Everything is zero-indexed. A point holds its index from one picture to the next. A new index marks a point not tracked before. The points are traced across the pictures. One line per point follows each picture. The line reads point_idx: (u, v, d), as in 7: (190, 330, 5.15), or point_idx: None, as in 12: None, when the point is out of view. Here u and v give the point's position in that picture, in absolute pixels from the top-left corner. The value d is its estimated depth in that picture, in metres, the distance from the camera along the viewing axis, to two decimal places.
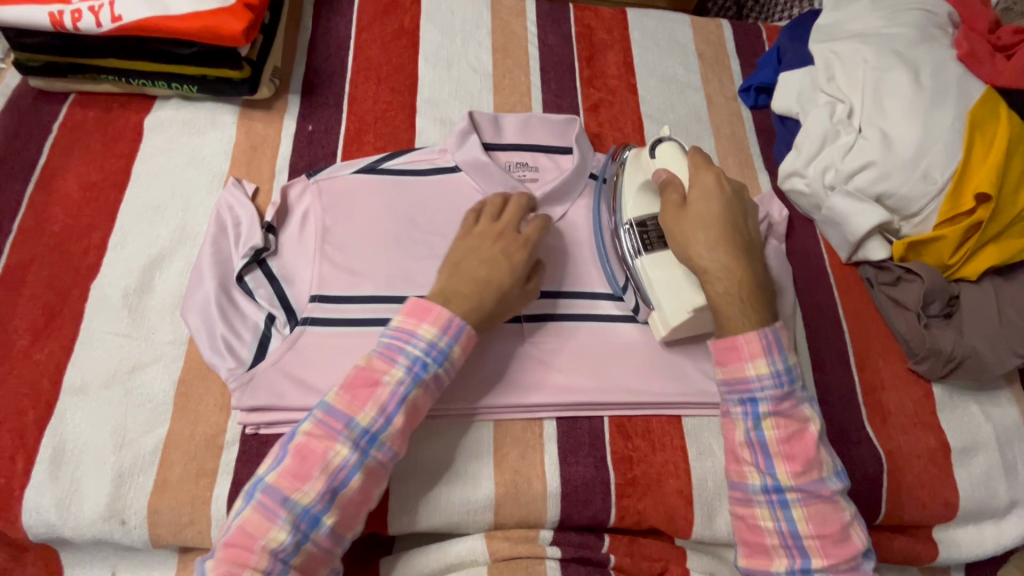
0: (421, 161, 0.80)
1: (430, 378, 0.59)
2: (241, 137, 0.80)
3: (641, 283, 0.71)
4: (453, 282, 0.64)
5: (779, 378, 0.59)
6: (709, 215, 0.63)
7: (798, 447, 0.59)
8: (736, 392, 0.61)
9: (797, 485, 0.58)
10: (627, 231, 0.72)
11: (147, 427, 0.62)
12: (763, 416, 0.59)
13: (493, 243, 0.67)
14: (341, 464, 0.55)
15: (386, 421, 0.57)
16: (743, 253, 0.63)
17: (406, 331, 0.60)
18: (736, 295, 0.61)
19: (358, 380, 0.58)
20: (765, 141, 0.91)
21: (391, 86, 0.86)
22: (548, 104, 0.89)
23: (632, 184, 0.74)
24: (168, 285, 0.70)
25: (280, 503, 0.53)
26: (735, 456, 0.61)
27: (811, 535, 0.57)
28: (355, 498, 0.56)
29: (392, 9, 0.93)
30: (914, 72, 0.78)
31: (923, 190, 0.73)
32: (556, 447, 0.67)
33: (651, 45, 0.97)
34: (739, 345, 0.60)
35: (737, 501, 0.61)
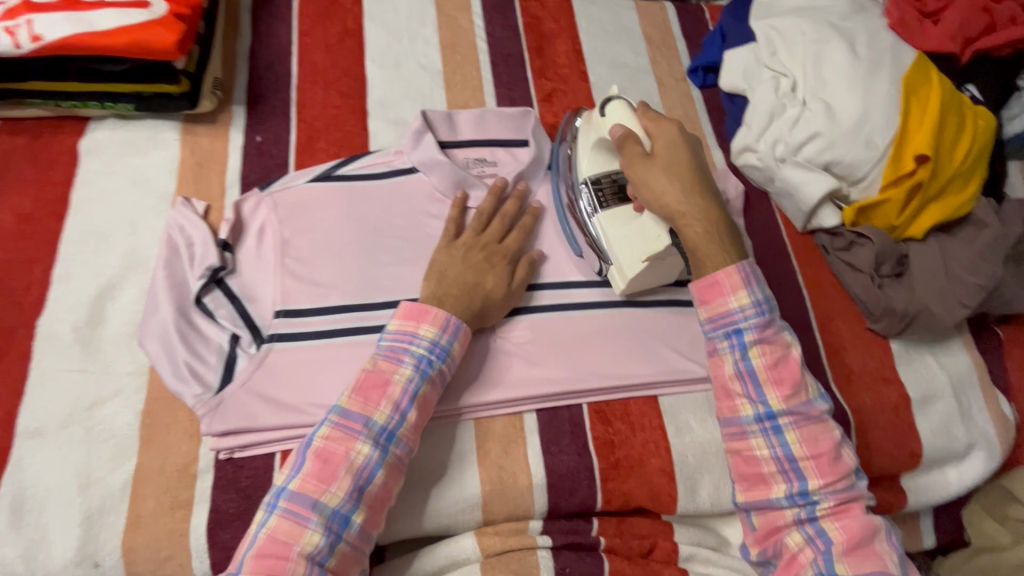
0: (377, 164, 0.78)
1: (436, 375, 0.62)
2: (186, 154, 0.77)
3: (598, 240, 0.74)
4: (443, 286, 0.67)
5: (760, 307, 0.62)
6: (676, 162, 0.66)
7: (785, 372, 0.61)
8: (721, 326, 0.63)
9: (788, 408, 0.61)
10: (583, 189, 0.75)
11: (114, 463, 0.60)
12: (750, 346, 0.62)
13: (479, 251, 0.71)
14: (364, 463, 0.55)
15: (401, 417, 0.58)
16: (711, 194, 0.66)
17: (408, 332, 0.62)
18: (713, 233, 0.65)
19: (368, 381, 0.59)
20: (717, 119, 0.93)
21: (340, 90, 0.84)
22: (502, 97, 0.89)
23: (586, 143, 0.77)
24: (123, 314, 0.67)
25: (310, 508, 0.53)
26: (727, 391, 0.63)
27: (806, 456, 0.60)
28: (380, 495, 0.56)
29: (333, 10, 0.90)
30: (850, 43, 0.80)
31: (867, 156, 0.76)
32: (539, 438, 0.67)
33: (598, 31, 0.97)
34: (720, 281, 0.63)
35: (732, 436, 0.63)
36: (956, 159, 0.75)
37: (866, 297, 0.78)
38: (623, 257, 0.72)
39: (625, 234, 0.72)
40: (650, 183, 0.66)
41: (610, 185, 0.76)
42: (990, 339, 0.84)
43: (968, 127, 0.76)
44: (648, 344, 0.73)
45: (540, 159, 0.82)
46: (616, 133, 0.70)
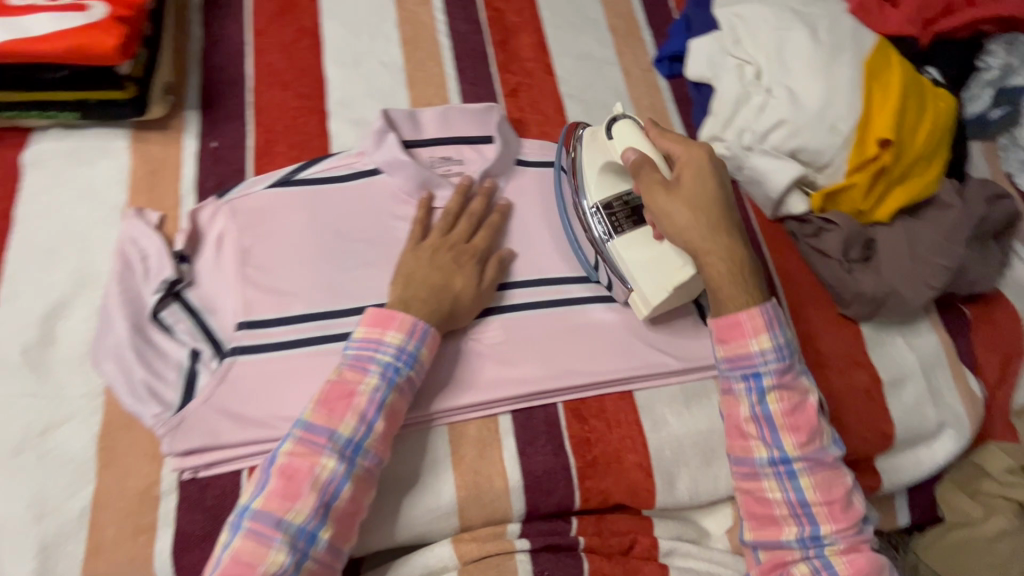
0: (338, 167, 0.76)
1: (404, 383, 0.60)
2: (137, 163, 0.73)
3: (616, 265, 0.72)
4: (410, 289, 0.65)
5: (781, 353, 0.62)
6: (700, 192, 0.65)
7: (801, 420, 0.61)
8: (739, 368, 0.63)
9: (803, 455, 0.61)
10: (595, 214, 0.73)
11: (70, 490, 0.57)
12: (767, 390, 0.62)
13: (447, 252, 0.70)
14: (330, 477, 0.54)
15: (367, 428, 0.57)
16: (735, 227, 0.65)
17: (374, 339, 0.61)
18: (735, 272, 0.64)
19: (333, 392, 0.57)
20: (684, 109, 0.92)
21: (298, 91, 0.82)
22: (466, 93, 0.87)
23: (593, 166, 0.75)
24: (75, 333, 0.64)
25: (274, 526, 0.51)
26: (740, 432, 0.63)
27: (820, 502, 0.60)
28: (348, 509, 0.55)
29: (289, 9, 0.87)
30: (811, 28, 0.80)
31: (832, 141, 0.76)
32: (514, 440, 0.66)
33: (563, 23, 0.96)
34: (742, 322, 0.62)
35: (743, 476, 0.63)
36: (918, 142, 0.75)
37: (834, 282, 0.78)
38: (645, 285, 0.70)
39: (646, 262, 0.70)
40: (671, 213, 0.65)
41: (622, 208, 0.74)
42: (956, 318, 0.85)
43: (928, 110, 0.77)
44: (622, 339, 0.73)
45: (507, 156, 0.80)
46: (630, 157, 0.69)
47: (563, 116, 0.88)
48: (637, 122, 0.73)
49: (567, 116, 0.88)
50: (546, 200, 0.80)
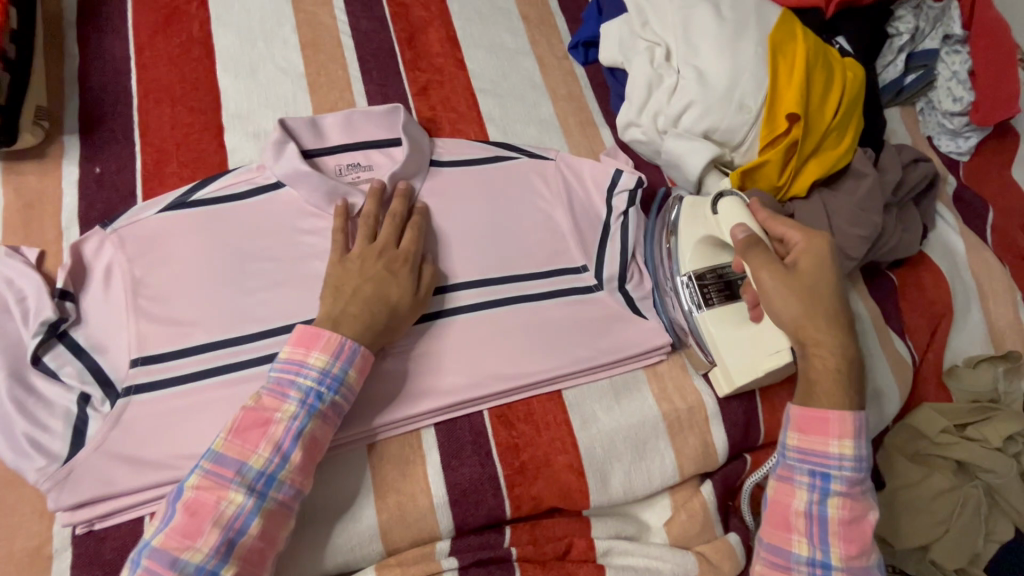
0: (237, 183, 0.72)
1: (327, 408, 0.57)
2: (11, 197, 0.68)
3: (701, 336, 0.72)
4: (340, 304, 0.62)
5: (856, 465, 0.61)
6: (817, 283, 0.62)
7: (856, 532, 0.61)
8: (808, 462, 0.62)
9: (847, 566, 0.60)
10: (686, 284, 0.73)
11: None
12: (831, 494, 0.61)
13: (376, 261, 0.66)
14: (236, 512, 0.51)
15: (282, 460, 0.54)
16: (846, 322, 0.63)
17: (296, 361, 0.58)
18: (840, 372, 0.62)
19: (248, 421, 0.54)
20: (602, 96, 0.90)
21: (189, 106, 0.77)
22: (373, 95, 0.83)
23: (691, 237, 0.73)
24: None
25: (169, 567, 0.49)
26: (787, 522, 0.62)
27: None
28: (256, 546, 0.52)
29: (174, 17, 0.82)
30: (715, 5, 0.79)
31: (742, 120, 0.75)
32: (438, 453, 0.64)
33: (473, 15, 0.93)
34: (830, 420, 0.61)
35: (774, 563, 0.62)
36: (828, 116, 0.75)
37: None
38: (729, 357, 0.69)
39: (735, 337, 0.69)
40: (781, 298, 0.62)
41: (714, 281, 0.73)
42: (884, 286, 0.86)
43: (836, 80, 0.76)
44: (548, 339, 0.71)
45: (420, 158, 0.77)
46: (738, 235, 0.66)
47: (477, 112, 0.85)
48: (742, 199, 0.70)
49: (481, 111, 0.86)
50: (462, 200, 0.77)
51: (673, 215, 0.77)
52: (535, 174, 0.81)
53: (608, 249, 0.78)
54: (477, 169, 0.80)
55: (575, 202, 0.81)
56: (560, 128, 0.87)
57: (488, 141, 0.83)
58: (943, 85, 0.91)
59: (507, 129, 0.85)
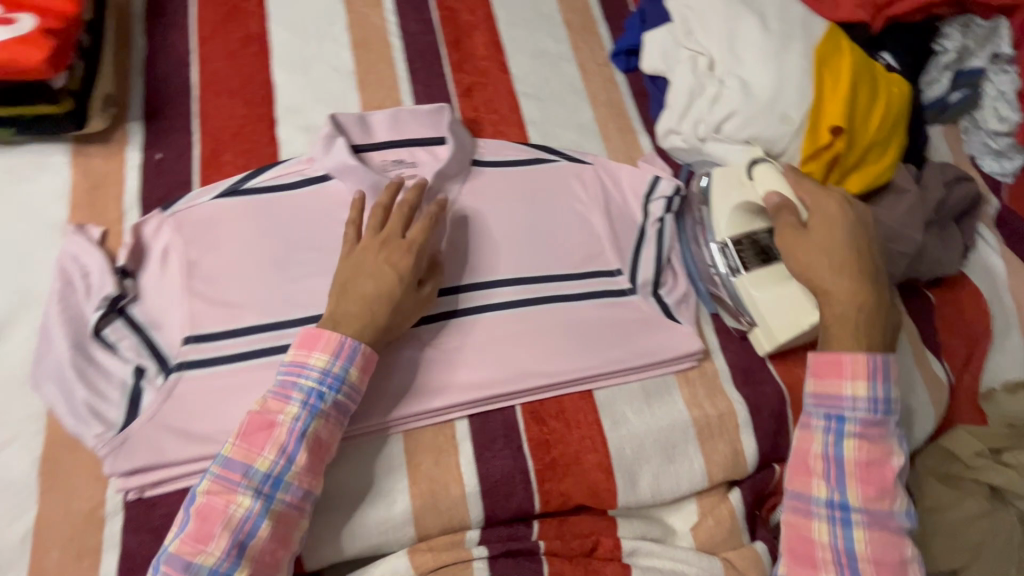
0: (288, 174, 0.75)
1: (329, 408, 0.58)
2: (78, 178, 0.72)
3: (741, 300, 0.74)
4: (342, 305, 0.62)
5: (874, 405, 0.62)
6: (832, 240, 0.65)
7: (875, 473, 0.61)
8: (824, 406, 0.63)
9: (865, 508, 0.60)
10: (722, 250, 0.75)
11: (12, 515, 0.56)
12: (846, 435, 0.62)
13: (378, 253, 0.65)
14: (245, 516, 0.53)
15: (287, 462, 0.55)
16: (863, 275, 0.65)
17: (299, 362, 0.59)
18: (854, 319, 0.63)
19: (253, 425, 0.56)
20: (642, 103, 0.91)
21: (245, 99, 0.80)
22: (419, 95, 0.86)
23: (727, 202, 0.75)
24: (15, 355, 0.63)
25: (183, 570, 0.51)
26: (806, 467, 0.63)
27: (868, 558, 0.59)
28: (267, 547, 0.54)
29: (234, 14, 0.86)
30: (761, 17, 0.79)
31: (783, 131, 0.75)
32: (471, 445, 0.65)
33: (517, 20, 0.95)
34: (845, 363, 0.62)
35: (795, 510, 0.63)
36: (871, 128, 0.75)
37: None
38: (771, 319, 0.72)
39: (774, 298, 0.72)
40: (793, 250, 0.66)
41: (750, 245, 0.75)
42: (920, 304, 0.85)
43: (881, 95, 0.76)
44: (582, 339, 0.72)
45: (462, 157, 0.79)
46: (771, 200, 0.70)
47: (518, 114, 0.87)
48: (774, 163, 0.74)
49: (523, 114, 0.87)
50: (501, 198, 0.79)
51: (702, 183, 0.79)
52: (573, 178, 0.82)
53: (642, 255, 0.79)
54: (516, 171, 0.81)
55: (612, 206, 0.82)
56: (599, 134, 0.88)
57: (528, 144, 0.85)
58: (989, 104, 0.91)
59: (547, 132, 0.87)
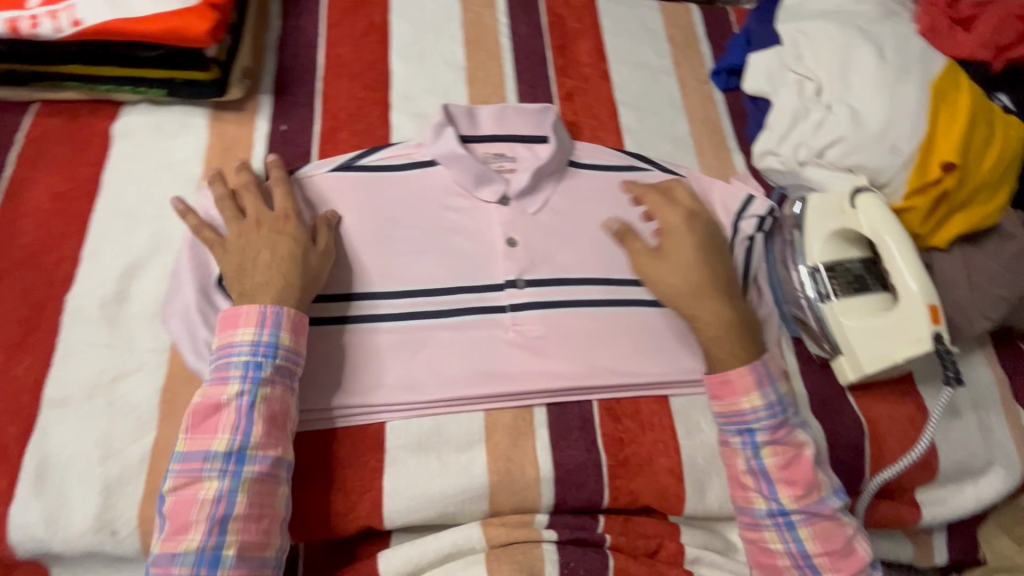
0: (397, 155, 0.78)
1: (271, 374, 0.59)
2: (213, 140, 0.78)
3: (829, 329, 0.74)
4: (249, 282, 0.62)
5: (772, 410, 0.64)
6: (685, 261, 0.69)
7: (798, 473, 0.64)
8: (733, 423, 0.65)
9: (801, 507, 0.63)
10: (813, 275, 0.75)
11: (134, 436, 0.61)
12: (761, 445, 0.64)
13: (261, 229, 0.65)
14: (217, 496, 0.54)
15: (245, 436, 0.56)
16: (725, 291, 0.68)
17: (227, 343, 0.59)
18: (724, 335, 0.67)
19: (199, 414, 0.57)
20: (738, 123, 0.92)
21: (364, 82, 0.86)
22: (523, 94, 0.89)
23: (823, 229, 0.76)
24: (147, 292, 0.68)
25: (170, 562, 0.52)
26: (739, 483, 0.65)
27: (820, 553, 0.62)
28: (249, 521, 0.55)
29: (360, 5, 0.92)
30: (878, 47, 0.79)
31: (891, 161, 0.75)
32: (548, 432, 0.67)
33: (622, 32, 0.97)
34: (733, 380, 0.65)
35: (747, 526, 0.65)
36: (984, 168, 0.74)
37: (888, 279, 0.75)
38: (861, 350, 0.71)
39: (866, 329, 0.71)
40: (654, 274, 0.70)
41: (844, 274, 0.75)
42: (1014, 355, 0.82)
43: (999, 135, 0.75)
44: (663, 346, 0.72)
45: (561, 156, 0.81)
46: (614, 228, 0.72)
47: (616, 122, 0.89)
48: (878, 195, 0.74)
49: (620, 122, 0.89)
50: (594, 199, 0.80)
51: (794, 210, 0.79)
52: None
53: None
54: (612, 175, 0.82)
55: None
56: (694, 148, 0.89)
57: (624, 150, 0.86)
58: None
59: (643, 141, 0.88)
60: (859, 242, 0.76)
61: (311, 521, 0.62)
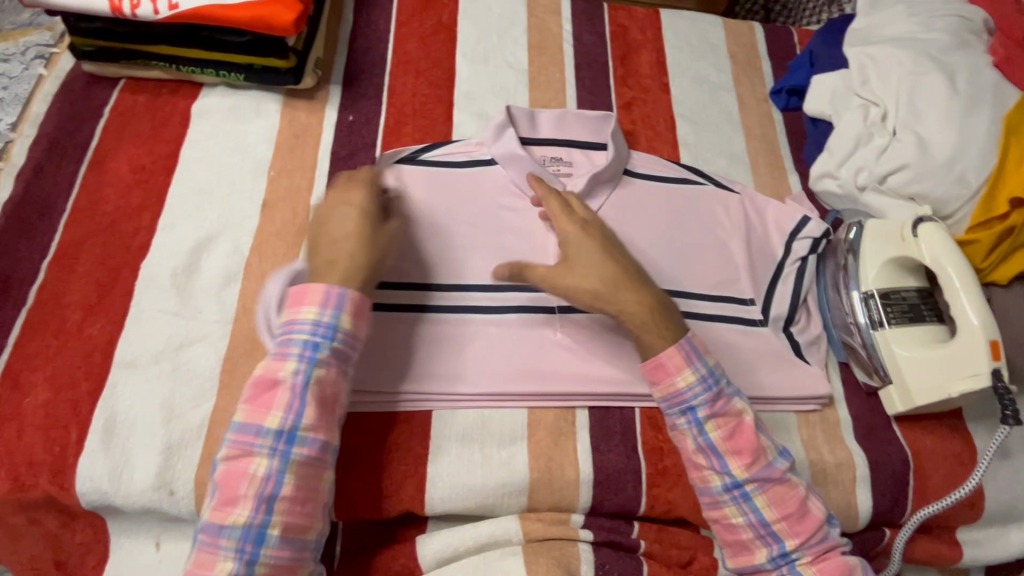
0: (457, 153, 0.80)
1: (328, 357, 0.57)
2: (284, 126, 0.81)
3: (879, 356, 0.73)
4: (333, 250, 0.61)
5: (707, 383, 0.62)
6: (593, 259, 0.65)
7: (742, 442, 0.61)
8: (675, 404, 0.62)
9: (751, 476, 0.60)
10: (866, 302, 0.74)
11: (195, 402, 0.64)
12: (704, 420, 0.61)
13: (354, 200, 0.65)
14: (267, 474, 0.53)
15: (297, 416, 0.55)
16: (638, 275, 0.66)
17: (290, 319, 0.58)
18: (650, 318, 0.63)
19: (258, 388, 0.55)
20: (796, 143, 0.92)
21: (430, 80, 0.88)
22: (582, 101, 0.91)
23: (879, 255, 0.75)
24: (214, 266, 0.71)
25: (218, 533, 0.52)
26: (693, 465, 0.62)
27: (778, 519, 0.60)
28: (294, 502, 0.53)
29: (430, 4, 0.94)
30: (949, 77, 0.78)
31: (958, 193, 0.74)
32: (589, 435, 0.68)
33: (683, 46, 0.98)
34: (665, 361, 0.62)
35: (707, 506, 0.62)
36: None
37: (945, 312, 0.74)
38: (911, 379, 0.71)
39: (919, 361, 0.70)
40: (574, 282, 0.64)
41: (899, 303, 0.74)
42: None
43: None
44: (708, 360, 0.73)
45: (617, 164, 0.82)
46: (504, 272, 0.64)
47: (673, 134, 0.90)
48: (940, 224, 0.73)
49: (677, 135, 0.90)
50: (647, 208, 0.81)
51: (849, 234, 0.78)
52: (718, 203, 0.82)
53: (777, 290, 0.79)
54: (666, 187, 0.83)
55: (753, 238, 0.81)
56: (750, 165, 0.89)
57: (679, 163, 0.87)
58: None
59: (699, 155, 0.89)
60: (915, 271, 0.75)
61: (356, 500, 0.64)
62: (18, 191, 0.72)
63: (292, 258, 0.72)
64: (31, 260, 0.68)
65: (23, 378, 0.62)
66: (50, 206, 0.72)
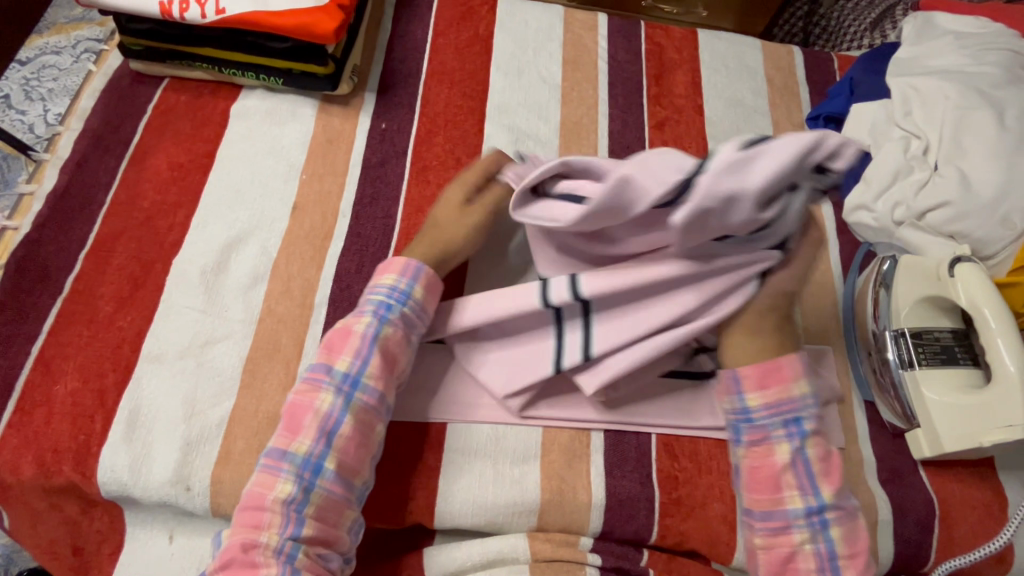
0: (756, 166, 0.47)
1: (396, 319, 0.63)
2: (318, 131, 0.82)
3: (908, 396, 0.71)
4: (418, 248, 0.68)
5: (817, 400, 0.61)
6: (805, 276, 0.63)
7: (834, 465, 0.59)
8: (779, 415, 0.60)
9: (835, 502, 0.57)
10: (895, 340, 0.72)
11: (215, 400, 0.65)
12: (806, 437, 0.59)
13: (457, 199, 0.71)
14: (329, 411, 0.58)
15: (363, 363, 0.60)
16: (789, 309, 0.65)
17: (372, 284, 0.65)
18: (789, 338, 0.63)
19: (334, 336, 0.62)
20: None
21: (463, 91, 0.88)
22: (615, 118, 0.90)
23: (912, 293, 0.72)
24: (243, 266, 0.72)
25: (281, 458, 0.56)
26: (776, 484, 0.58)
27: (846, 555, 0.56)
28: (351, 440, 0.58)
29: (468, 15, 0.95)
30: (998, 113, 0.76)
31: (1000, 234, 0.71)
32: (603, 459, 0.67)
33: (720, 67, 0.97)
34: (781, 367, 0.60)
35: (773, 531, 0.58)
36: None
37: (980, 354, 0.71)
38: (941, 425, 0.68)
39: (949, 405, 0.68)
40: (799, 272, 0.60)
41: (931, 343, 0.71)
42: None
43: None
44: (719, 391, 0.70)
45: None
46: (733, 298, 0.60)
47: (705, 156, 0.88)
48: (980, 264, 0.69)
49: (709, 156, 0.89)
50: None
51: (882, 266, 0.76)
52: None
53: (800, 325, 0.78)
54: None
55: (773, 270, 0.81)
56: None
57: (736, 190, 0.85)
58: None
59: None
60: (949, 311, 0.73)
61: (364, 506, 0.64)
62: (61, 184, 0.74)
63: (318, 262, 0.73)
64: (69, 250, 0.71)
65: (53, 366, 0.64)
66: (90, 200, 0.74)
